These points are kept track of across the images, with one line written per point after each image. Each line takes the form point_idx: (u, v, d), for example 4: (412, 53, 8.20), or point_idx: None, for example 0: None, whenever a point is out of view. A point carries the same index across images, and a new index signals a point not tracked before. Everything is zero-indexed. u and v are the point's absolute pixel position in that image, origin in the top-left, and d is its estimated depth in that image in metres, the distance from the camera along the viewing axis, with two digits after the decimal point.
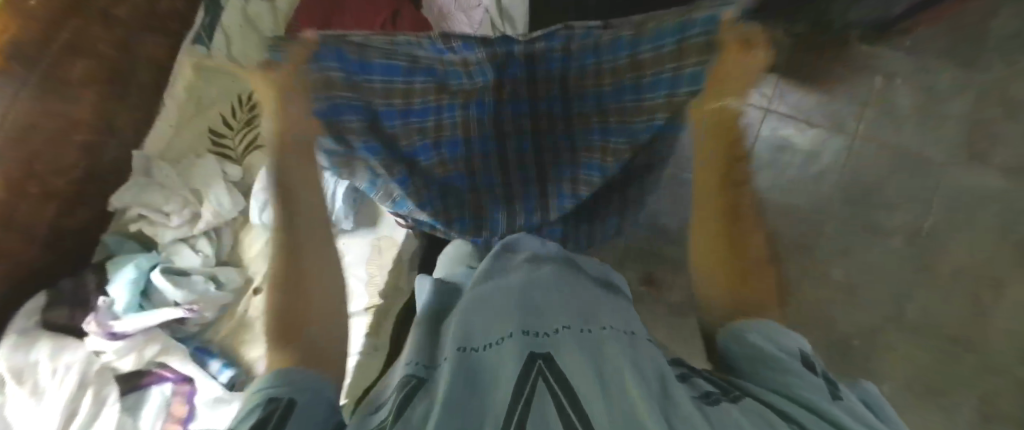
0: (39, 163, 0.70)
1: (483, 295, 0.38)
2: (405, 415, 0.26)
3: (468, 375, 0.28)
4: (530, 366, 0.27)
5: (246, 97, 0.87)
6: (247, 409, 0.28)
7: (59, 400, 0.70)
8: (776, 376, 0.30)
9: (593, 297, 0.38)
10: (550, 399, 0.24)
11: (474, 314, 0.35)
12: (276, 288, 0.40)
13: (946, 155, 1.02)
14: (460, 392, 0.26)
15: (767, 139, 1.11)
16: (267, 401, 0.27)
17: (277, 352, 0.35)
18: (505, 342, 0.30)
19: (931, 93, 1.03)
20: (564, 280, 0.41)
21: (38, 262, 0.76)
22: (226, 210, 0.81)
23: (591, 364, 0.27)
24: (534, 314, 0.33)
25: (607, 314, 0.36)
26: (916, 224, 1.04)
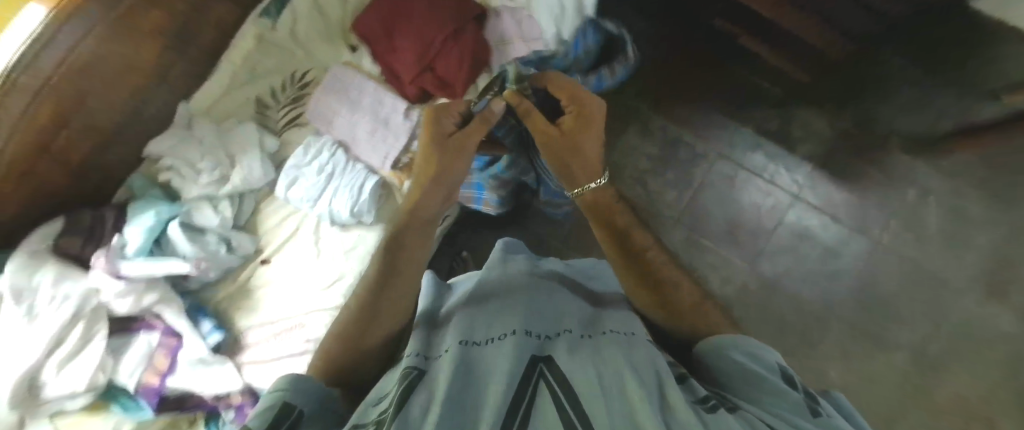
0: (92, 96, 0.71)
1: (486, 303, 0.47)
2: (414, 401, 0.31)
3: (473, 363, 0.36)
4: (531, 365, 0.35)
5: (300, 75, 0.90)
6: (266, 405, 0.34)
7: (49, 328, 0.69)
8: (759, 388, 0.36)
9: (589, 313, 0.47)
10: (547, 388, 0.32)
11: (475, 317, 0.44)
12: (357, 308, 0.49)
13: (971, 288, 1.02)
14: (470, 379, 0.34)
15: (789, 225, 1.08)
16: (282, 405, 0.34)
17: (347, 360, 0.45)
18: (505, 341, 0.38)
19: (965, 220, 1.03)
20: (556, 293, 0.50)
21: (65, 189, 0.77)
22: (254, 178, 0.83)
23: (584, 360, 0.35)
24: (532, 324, 0.42)
25: (603, 325, 0.44)
26: (921, 346, 1.02)
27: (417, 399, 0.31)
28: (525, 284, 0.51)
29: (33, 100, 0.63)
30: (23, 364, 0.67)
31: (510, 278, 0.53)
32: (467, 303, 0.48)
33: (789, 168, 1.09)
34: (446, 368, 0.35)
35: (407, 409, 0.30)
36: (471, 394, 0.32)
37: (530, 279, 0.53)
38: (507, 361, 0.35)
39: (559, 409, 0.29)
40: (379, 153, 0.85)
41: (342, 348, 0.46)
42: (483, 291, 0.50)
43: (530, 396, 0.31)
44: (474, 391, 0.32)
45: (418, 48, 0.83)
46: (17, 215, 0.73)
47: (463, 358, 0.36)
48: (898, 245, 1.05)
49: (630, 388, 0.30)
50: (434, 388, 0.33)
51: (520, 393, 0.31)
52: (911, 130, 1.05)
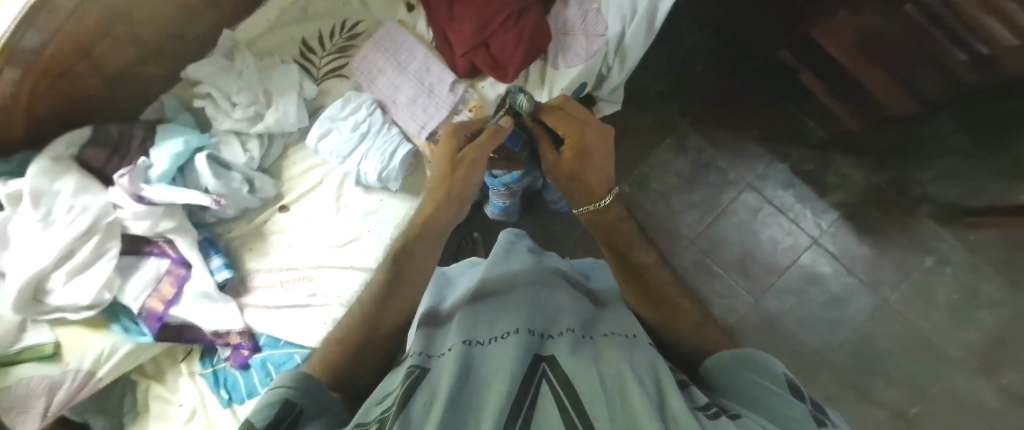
0: (139, 9, 0.70)
1: (487, 301, 0.47)
2: (411, 398, 0.31)
3: (475, 360, 0.36)
4: (533, 364, 0.34)
5: (349, 25, 0.88)
6: (264, 403, 0.32)
7: (64, 237, 0.69)
8: (766, 404, 0.34)
9: (592, 316, 0.46)
10: (549, 387, 0.31)
11: (479, 315, 0.44)
12: (362, 308, 0.49)
13: (965, 362, 1.02)
14: (473, 377, 0.33)
15: (801, 267, 1.08)
16: (283, 404, 0.32)
17: (347, 362, 0.44)
18: (508, 338, 0.38)
19: (974, 295, 1.03)
20: (559, 292, 0.50)
21: (96, 97, 0.76)
22: (288, 122, 0.81)
23: (584, 360, 0.34)
24: (538, 326, 0.41)
25: (606, 328, 0.43)
26: (902, 406, 1.02)
27: (419, 398, 0.31)
28: (528, 280, 0.50)
29: (81, 4, 0.62)
30: (31, 269, 0.67)
31: (514, 273, 0.53)
32: (471, 301, 0.48)
33: (815, 212, 1.08)
34: (448, 366, 0.34)
35: (409, 408, 0.30)
36: (473, 392, 0.31)
37: (535, 275, 0.52)
38: (509, 358, 0.34)
39: (560, 408, 0.29)
40: (418, 121, 0.84)
41: (341, 345, 0.45)
42: (487, 289, 0.50)
43: (531, 395, 0.31)
44: (476, 388, 0.32)
45: (477, 21, 0.80)
46: (49, 114, 0.73)
47: (466, 356, 0.36)
48: (902, 305, 1.05)
49: (631, 393, 0.30)
50: (437, 386, 0.32)
51: (522, 392, 0.31)
52: (944, 198, 1.04)
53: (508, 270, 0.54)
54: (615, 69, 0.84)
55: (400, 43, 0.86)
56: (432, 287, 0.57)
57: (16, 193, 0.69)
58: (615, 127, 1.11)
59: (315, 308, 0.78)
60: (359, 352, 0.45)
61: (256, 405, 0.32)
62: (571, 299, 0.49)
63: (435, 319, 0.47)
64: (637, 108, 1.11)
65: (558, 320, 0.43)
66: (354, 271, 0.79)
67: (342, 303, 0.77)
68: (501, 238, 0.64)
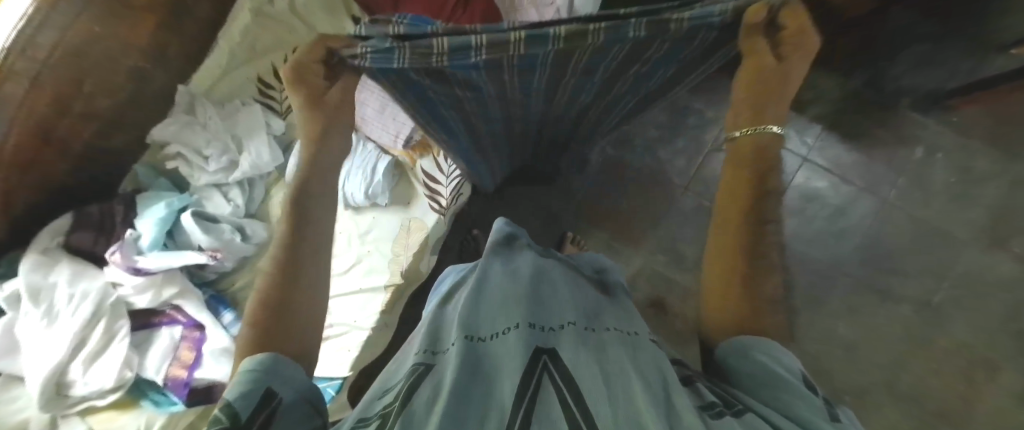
0: (90, 82, 0.69)
1: (488, 291, 0.47)
2: (415, 392, 0.32)
3: (478, 357, 0.36)
4: (536, 357, 0.35)
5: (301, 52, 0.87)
6: (239, 391, 0.31)
7: (72, 326, 0.69)
8: (777, 395, 0.33)
9: (597, 310, 0.47)
10: (550, 382, 0.32)
11: (480, 310, 0.44)
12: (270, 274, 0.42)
13: (974, 241, 1.04)
14: (475, 374, 0.34)
15: (798, 188, 1.08)
16: (262, 397, 0.31)
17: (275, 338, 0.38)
18: (510, 334, 0.38)
19: (969, 175, 1.04)
20: (561, 280, 0.52)
21: (70, 181, 0.76)
22: (263, 163, 0.81)
23: (588, 356, 0.35)
24: (539, 317, 0.42)
25: (613, 322, 0.44)
26: (925, 297, 1.04)
27: (423, 392, 0.31)
28: (532, 270, 0.51)
29: (31, 87, 0.61)
30: (48, 365, 0.67)
31: (516, 266, 0.53)
32: (473, 289, 0.49)
33: (799, 130, 1.08)
34: (452, 364, 0.35)
35: (414, 403, 0.30)
36: (475, 388, 0.32)
37: (536, 269, 0.52)
38: (513, 355, 0.35)
39: (564, 406, 0.29)
40: (391, 131, 0.83)
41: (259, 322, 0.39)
42: (486, 278, 0.50)
43: (533, 388, 0.31)
44: (478, 385, 0.32)
45: (427, 18, 0.80)
46: (28, 209, 0.72)
47: (468, 352, 0.36)
48: (903, 201, 1.06)
49: (636, 389, 0.30)
50: (441, 381, 0.33)
51: (524, 388, 0.31)
52: (922, 88, 1.04)
53: (507, 260, 0.54)
54: None
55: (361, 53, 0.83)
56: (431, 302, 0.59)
57: (15, 293, 0.69)
58: None
59: (337, 336, 0.80)
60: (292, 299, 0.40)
61: (228, 396, 0.31)
62: (572, 294, 0.49)
63: (439, 317, 0.48)
64: None
65: (561, 313, 0.44)
66: (362, 293, 0.82)
67: (362, 325, 0.80)
68: (497, 225, 0.64)
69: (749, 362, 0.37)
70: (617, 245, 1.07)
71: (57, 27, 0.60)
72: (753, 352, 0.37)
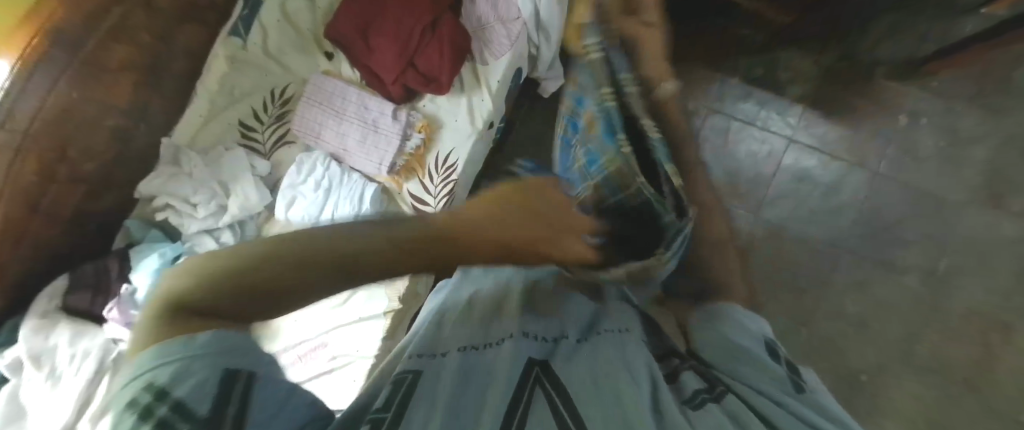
0: (74, 146, 0.71)
1: (478, 305, 0.46)
2: (405, 398, 0.30)
3: (472, 369, 0.35)
4: (527, 368, 0.34)
5: (279, 92, 0.89)
6: (177, 375, 0.22)
7: (75, 386, 0.70)
8: (751, 365, 0.35)
9: (589, 310, 0.46)
10: (543, 391, 0.31)
11: (472, 323, 0.43)
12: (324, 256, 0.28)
13: (971, 202, 1.03)
14: (470, 384, 0.33)
15: (788, 169, 1.07)
16: (223, 373, 0.23)
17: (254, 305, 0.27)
18: (503, 345, 0.38)
19: (957, 137, 1.04)
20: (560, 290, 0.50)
21: (60, 243, 0.77)
22: (251, 204, 0.82)
23: (583, 365, 0.34)
24: (533, 326, 0.41)
25: (602, 321, 0.43)
26: (930, 264, 1.03)
27: (415, 401, 0.30)
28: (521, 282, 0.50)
29: (14, 157, 0.63)
30: (55, 426, 0.68)
31: (503, 275, 0.52)
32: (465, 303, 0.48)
33: (781, 112, 1.08)
34: (444, 374, 0.33)
35: (410, 412, 0.29)
36: (468, 394, 0.31)
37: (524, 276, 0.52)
38: (504, 367, 0.34)
39: (554, 412, 0.29)
40: (373, 160, 0.85)
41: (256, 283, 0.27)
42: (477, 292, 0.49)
43: (525, 398, 0.31)
44: (469, 394, 0.31)
45: (397, 47, 0.82)
46: (21, 275, 0.73)
47: (462, 363, 0.35)
48: (894, 171, 1.05)
49: (624, 389, 0.30)
50: (433, 391, 0.31)
51: (515, 399, 0.30)
52: (898, 57, 1.04)
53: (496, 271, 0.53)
54: (542, 44, 0.84)
55: (347, 96, 0.86)
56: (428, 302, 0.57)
57: (17, 359, 0.69)
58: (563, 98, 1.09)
59: (341, 368, 0.80)
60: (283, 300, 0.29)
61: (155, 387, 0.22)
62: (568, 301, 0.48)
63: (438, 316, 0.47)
64: None
65: (552, 324, 0.43)
66: (365, 321, 0.82)
67: (365, 353, 0.80)
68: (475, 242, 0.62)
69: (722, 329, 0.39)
70: None
71: (36, 97, 0.62)
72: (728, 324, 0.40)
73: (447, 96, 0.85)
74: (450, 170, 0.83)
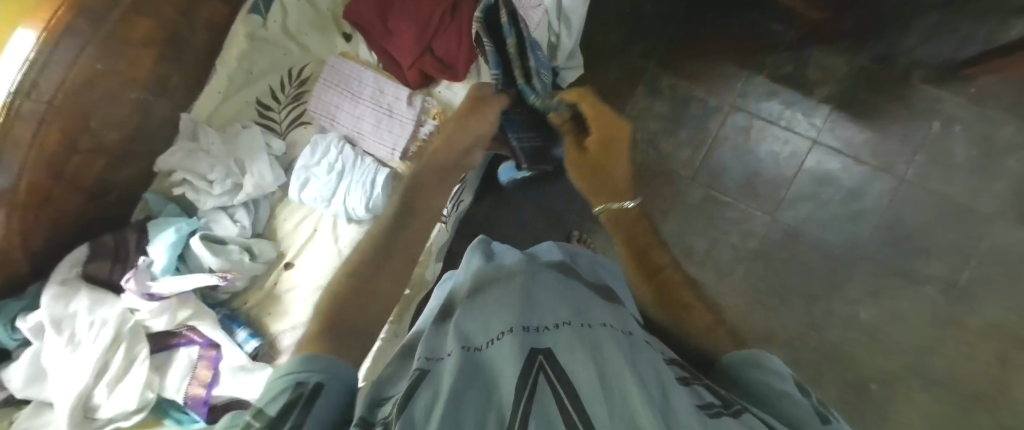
0: (96, 117, 0.72)
1: (483, 294, 0.46)
2: (410, 399, 0.31)
3: (475, 366, 0.35)
4: (531, 358, 0.34)
5: (296, 72, 0.90)
6: (274, 393, 0.33)
7: (94, 351, 0.72)
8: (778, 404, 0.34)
9: (593, 299, 0.46)
10: (547, 383, 0.31)
11: (475, 315, 0.43)
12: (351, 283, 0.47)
13: (1001, 215, 0.99)
14: (472, 383, 0.33)
15: (809, 171, 1.04)
16: (293, 385, 0.33)
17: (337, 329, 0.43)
18: (503, 337, 0.37)
19: (992, 146, 0.99)
20: (563, 278, 0.50)
21: (81, 212, 0.79)
22: (266, 183, 0.83)
23: (586, 355, 0.33)
24: (535, 316, 0.41)
25: (605, 314, 0.42)
26: (952, 277, 0.99)
27: (420, 399, 0.31)
28: (523, 272, 0.49)
29: (39, 127, 0.64)
30: (74, 390, 0.70)
31: (505, 266, 0.52)
32: (469, 294, 0.48)
33: (807, 112, 1.04)
34: (447, 372, 0.34)
35: (410, 408, 0.30)
36: (472, 394, 0.31)
37: (527, 266, 0.51)
38: (507, 360, 0.34)
39: (561, 409, 0.29)
40: (386, 143, 0.85)
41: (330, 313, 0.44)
42: (480, 284, 0.49)
43: (528, 392, 0.30)
44: (473, 394, 0.32)
45: (415, 30, 0.81)
46: (43, 242, 0.76)
47: (466, 360, 0.35)
48: (922, 179, 1.01)
49: (630, 386, 0.29)
50: (438, 386, 0.32)
51: (519, 394, 0.30)
52: (935, 59, 1.00)
53: (498, 265, 0.53)
54: (562, 34, 0.83)
55: (360, 80, 0.86)
56: (437, 291, 0.58)
57: (38, 324, 0.72)
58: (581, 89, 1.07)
59: None
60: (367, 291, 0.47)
61: (261, 403, 0.33)
62: (573, 288, 0.47)
63: (442, 316, 0.47)
64: (601, 64, 1.07)
65: (553, 309, 0.42)
66: None
67: None
68: (472, 243, 0.62)
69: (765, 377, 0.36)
70: None
71: (60, 68, 0.63)
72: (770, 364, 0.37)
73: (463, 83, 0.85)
74: None
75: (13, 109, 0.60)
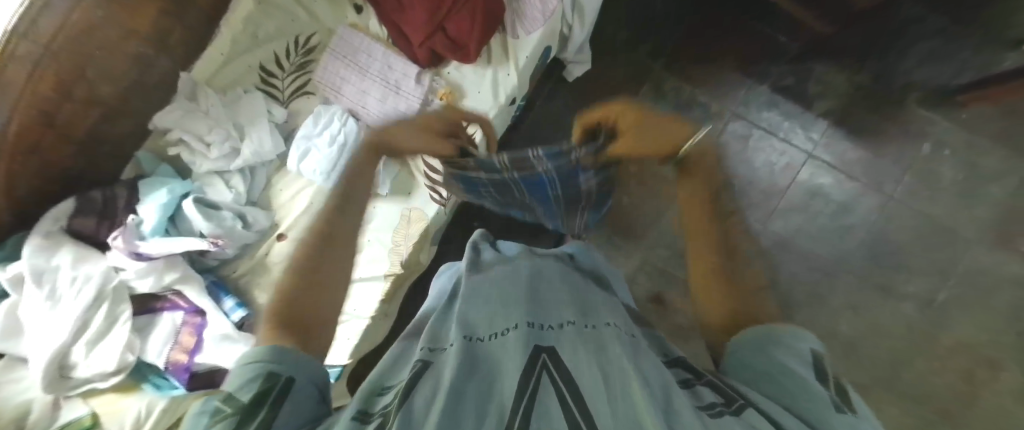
0: (93, 69, 0.70)
1: (486, 288, 0.45)
2: (411, 393, 0.31)
3: (478, 360, 0.35)
4: (535, 356, 0.34)
5: (303, 40, 0.88)
6: (243, 380, 0.30)
7: (73, 309, 0.71)
8: (780, 387, 0.31)
9: (597, 300, 0.45)
10: (550, 380, 0.31)
11: (478, 307, 0.42)
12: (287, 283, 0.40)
13: (980, 239, 1.02)
14: (475, 376, 0.33)
15: (803, 183, 1.06)
16: (265, 375, 0.30)
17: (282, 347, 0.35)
18: (509, 334, 0.37)
19: (976, 173, 1.02)
20: (570, 280, 0.49)
21: (68, 166, 0.76)
22: (265, 151, 0.82)
23: (590, 356, 0.33)
24: (542, 314, 0.40)
25: (610, 315, 0.42)
26: (929, 295, 1.03)
27: (422, 392, 0.31)
28: (528, 269, 0.49)
29: (34, 70, 0.62)
30: (51, 346, 0.68)
31: (508, 262, 0.51)
32: (471, 286, 0.47)
33: (805, 126, 1.06)
34: (449, 366, 0.33)
35: (410, 402, 0.29)
36: (475, 387, 0.31)
37: (532, 264, 0.50)
38: (512, 356, 0.34)
39: (562, 405, 0.28)
40: (389, 120, 0.84)
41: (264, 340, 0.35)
42: (484, 277, 0.48)
43: (530, 390, 0.30)
44: (474, 387, 0.31)
45: (429, 6, 0.79)
46: (28, 193, 0.73)
47: (468, 353, 0.35)
48: (909, 198, 1.04)
49: (633, 388, 0.29)
50: (438, 380, 0.32)
51: (522, 389, 0.30)
52: (932, 84, 1.03)
53: (503, 260, 0.52)
54: (575, 24, 0.83)
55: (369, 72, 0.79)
56: (439, 278, 0.58)
57: (18, 276, 0.70)
58: (588, 85, 1.08)
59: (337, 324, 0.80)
60: (316, 290, 0.40)
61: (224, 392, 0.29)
62: (576, 288, 0.47)
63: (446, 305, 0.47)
64: (610, 62, 1.07)
65: (560, 310, 0.42)
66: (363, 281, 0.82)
67: (361, 314, 0.80)
68: (474, 236, 0.61)
69: (779, 353, 0.33)
70: (617, 239, 1.02)
71: (59, 13, 0.61)
72: (801, 342, 0.33)
73: (473, 65, 0.84)
74: (467, 142, 0.83)
75: (7, 50, 0.58)
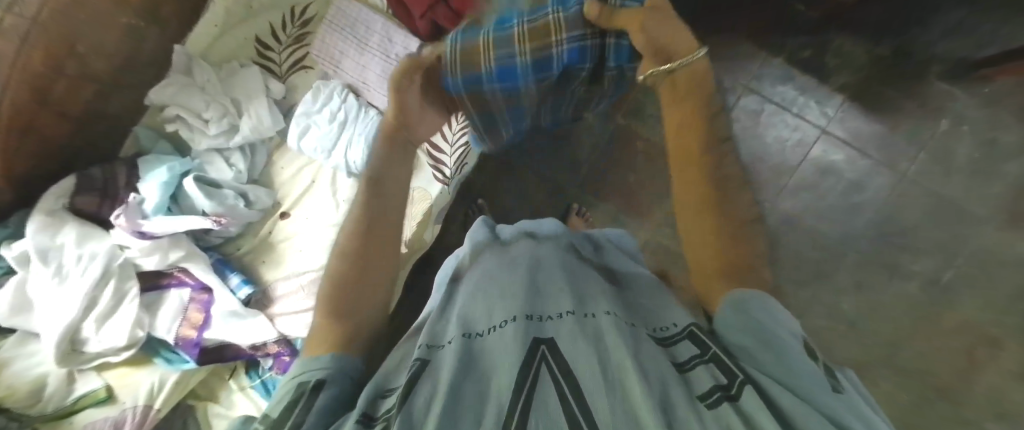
0: (84, 44, 0.68)
1: (487, 280, 0.44)
2: (409, 396, 0.30)
3: (474, 358, 0.34)
4: (533, 348, 0.33)
5: (298, 11, 0.85)
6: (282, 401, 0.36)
7: (80, 287, 0.71)
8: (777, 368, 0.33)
9: (598, 287, 0.44)
10: (549, 371, 0.31)
11: (476, 301, 0.42)
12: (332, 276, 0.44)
13: (993, 218, 1.00)
14: (471, 375, 0.32)
15: (814, 161, 1.04)
16: (297, 388, 0.36)
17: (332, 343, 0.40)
18: (506, 328, 0.35)
19: (995, 149, 0.99)
20: (572, 269, 0.47)
21: (66, 143, 0.75)
22: (264, 127, 0.80)
23: (588, 345, 0.32)
24: (542, 306, 0.40)
25: (612, 303, 0.40)
26: (935, 274, 1.02)
27: (419, 395, 0.30)
28: (528, 259, 0.48)
29: (22, 45, 0.60)
30: (61, 323, 0.69)
31: (511, 251, 0.50)
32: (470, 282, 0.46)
33: (819, 100, 1.03)
34: (447, 365, 0.33)
35: (410, 404, 0.29)
36: (472, 387, 0.31)
37: (533, 254, 0.49)
38: (508, 350, 0.33)
39: (561, 399, 0.28)
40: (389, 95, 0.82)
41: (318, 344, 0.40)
42: (485, 268, 0.48)
43: (529, 383, 0.30)
44: (470, 388, 0.31)
45: None
46: (30, 170, 0.73)
47: (467, 353, 0.34)
48: (922, 176, 1.01)
49: (629, 378, 0.29)
50: (437, 382, 0.31)
51: (520, 383, 0.30)
52: (956, 56, 0.98)
53: (505, 250, 0.51)
54: None
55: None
56: (445, 268, 0.57)
57: (24, 253, 0.70)
58: None
59: None
60: (357, 286, 0.43)
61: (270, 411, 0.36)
62: (579, 277, 0.45)
63: (447, 300, 0.46)
64: None
65: (560, 298, 0.41)
66: None
67: None
68: (475, 223, 0.60)
69: (754, 314, 0.36)
70: (624, 216, 0.99)
71: None
72: (779, 319, 0.36)
73: None
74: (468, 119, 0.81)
75: None
